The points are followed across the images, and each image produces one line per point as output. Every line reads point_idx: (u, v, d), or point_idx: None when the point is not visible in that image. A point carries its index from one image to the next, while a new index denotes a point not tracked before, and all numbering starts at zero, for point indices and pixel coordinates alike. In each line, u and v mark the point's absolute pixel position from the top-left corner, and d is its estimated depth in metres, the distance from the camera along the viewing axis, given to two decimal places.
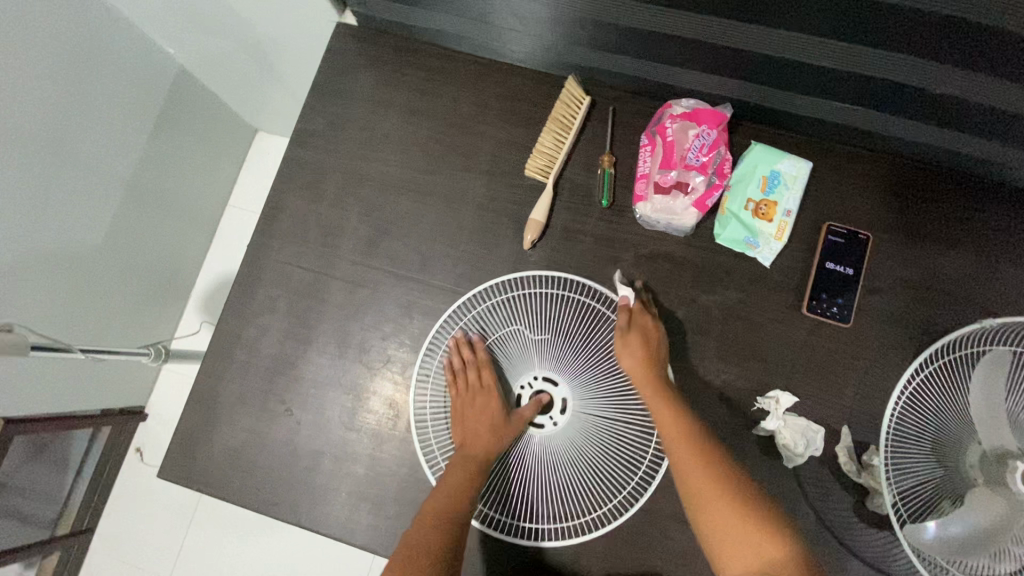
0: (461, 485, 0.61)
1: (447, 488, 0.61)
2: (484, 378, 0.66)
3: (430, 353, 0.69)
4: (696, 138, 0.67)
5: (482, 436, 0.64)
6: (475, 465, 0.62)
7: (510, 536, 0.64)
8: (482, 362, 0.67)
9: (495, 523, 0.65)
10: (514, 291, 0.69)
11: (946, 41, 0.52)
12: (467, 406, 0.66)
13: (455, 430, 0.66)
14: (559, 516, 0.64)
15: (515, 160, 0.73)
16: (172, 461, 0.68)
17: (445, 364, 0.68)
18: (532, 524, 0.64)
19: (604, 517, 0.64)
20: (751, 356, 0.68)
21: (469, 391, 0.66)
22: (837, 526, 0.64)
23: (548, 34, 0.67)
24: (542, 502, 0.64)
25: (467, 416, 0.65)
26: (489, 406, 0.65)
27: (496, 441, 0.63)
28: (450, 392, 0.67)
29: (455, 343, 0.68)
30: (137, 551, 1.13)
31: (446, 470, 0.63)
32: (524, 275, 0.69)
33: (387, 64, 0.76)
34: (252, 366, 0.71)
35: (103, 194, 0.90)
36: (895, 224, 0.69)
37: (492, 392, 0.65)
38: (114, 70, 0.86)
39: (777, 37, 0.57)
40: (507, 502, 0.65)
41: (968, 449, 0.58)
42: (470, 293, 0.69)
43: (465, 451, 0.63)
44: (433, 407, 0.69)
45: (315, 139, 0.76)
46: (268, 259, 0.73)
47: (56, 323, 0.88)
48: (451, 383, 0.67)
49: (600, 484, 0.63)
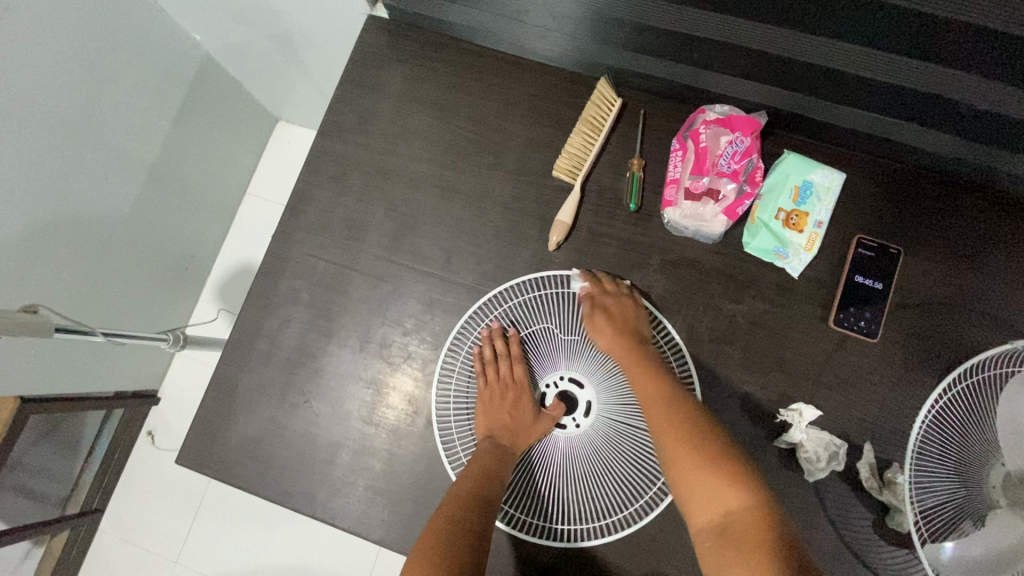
0: (489, 474, 0.61)
1: (472, 477, 0.61)
2: (516, 372, 0.67)
3: (455, 348, 0.70)
4: (729, 144, 0.66)
5: (511, 427, 0.65)
6: (503, 455, 0.63)
7: (534, 537, 0.64)
8: (515, 355, 0.68)
9: (518, 524, 0.65)
10: (541, 291, 0.70)
11: (996, 58, 0.50)
12: (496, 397, 0.66)
13: (480, 420, 0.66)
14: (583, 517, 0.64)
15: (542, 160, 0.73)
16: (191, 448, 0.69)
17: (478, 353, 0.68)
18: (555, 526, 0.64)
19: (627, 519, 0.64)
20: (775, 368, 0.67)
21: (499, 383, 0.67)
22: (857, 542, 0.64)
23: (583, 34, 0.67)
24: (566, 502, 0.64)
25: (496, 407, 0.66)
26: (518, 399, 0.66)
27: (521, 434, 0.64)
28: (480, 382, 0.67)
29: (489, 333, 0.68)
30: (145, 534, 1.13)
31: (471, 458, 0.63)
32: (553, 275, 0.70)
33: (417, 59, 0.76)
34: (272, 357, 0.71)
35: (126, 177, 0.91)
36: (926, 239, 0.68)
37: (524, 386, 0.66)
38: (140, 54, 0.85)
39: (817, 46, 0.56)
40: (530, 501, 0.65)
41: (991, 472, 0.57)
42: (499, 289, 0.69)
43: (492, 441, 0.64)
44: (456, 402, 0.69)
45: (342, 132, 0.75)
46: (291, 250, 0.73)
47: (76, 305, 0.88)
48: (482, 372, 0.68)
49: (624, 485, 0.63)
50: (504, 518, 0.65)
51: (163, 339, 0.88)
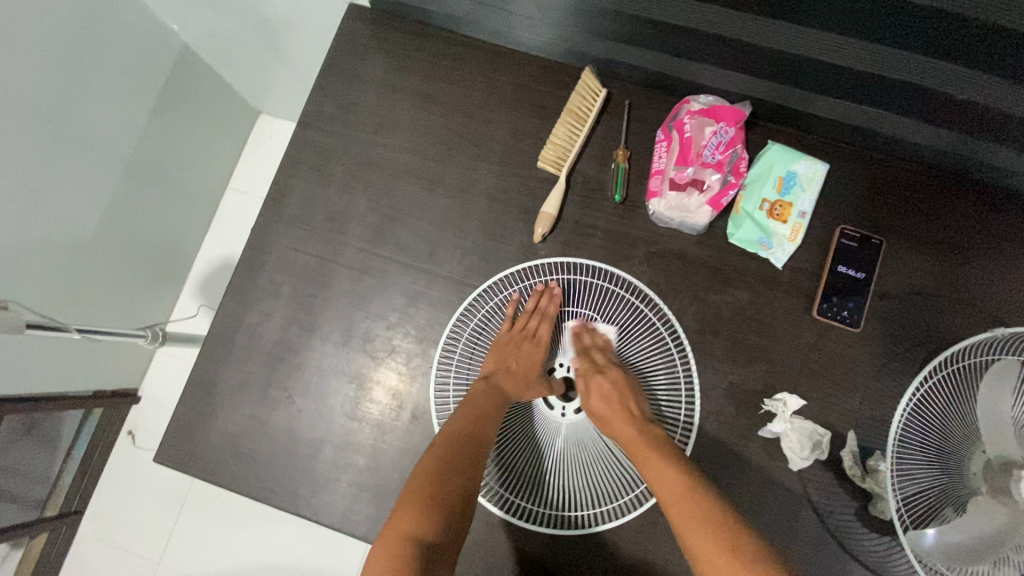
0: (482, 414, 0.60)
1: (468, 412, 0.60)
2: (541, 331, 0.67)
3: (452, 338, 0.68)
4: (714, 135, 0.66)
5: (514, 375, 0.64)
6: (501, 398, 0.62)
7: (516, 518, 0.64)
8: (547, 314, 0.68)
9: (502, 502, 0.64)
10: (545, 277, 0.70)
11: (974, 45, 0.51)
12: (513, 346, 0.67)
13: (489, 359, 0.66)
14: (573, 501, 0.64)
15: (527, 151, 0.72)
16: (169, 447, 0.67)
17: (513, 300, 0.69)
18: (539, 508, 0.64)
19: (613, 512, 0.63)
20: (760, 358, 0.67)
21: (522, 335, 0.67)
22: (840, 529, 0.64)
23: (567, 23, 0.66)
24: (556, 485, 0.64)
25: (512, 355, 0.66)
26: (535, 356, 0.66)
27: (524, 386, 0.64)
28: (505, 327, 0.68)
29: (538, 289, 0.68)
30: (127, 535, 1.11)
31: (469, 392, 0.63)
32: (550, 262, 0.69)
33: (400, 48, 0.75)
34: (253, 351, 0.69)
35: (102, 169, 0.88)
36: (907, 229, 0.69)
37: (544, 346, 0.67)
38: (115, 42, 0.83)
39: (801, 37, 0.56)
40: (523, 485, 0.64)
41: (973, 457, 0.58)
42: (499, 275, 0.69)
43: (491, 381, 0.64)
44: (455, 392, 0.67)
45: (323, 122, 0.74)
46: (272, 243, 0.71)
47: (53, 300, 0.86)
48: (511, 319, 0.68)
49: (619, 474, 0.64)
50: (489, 495, 0.64)
51: (141, 336, 0.86)
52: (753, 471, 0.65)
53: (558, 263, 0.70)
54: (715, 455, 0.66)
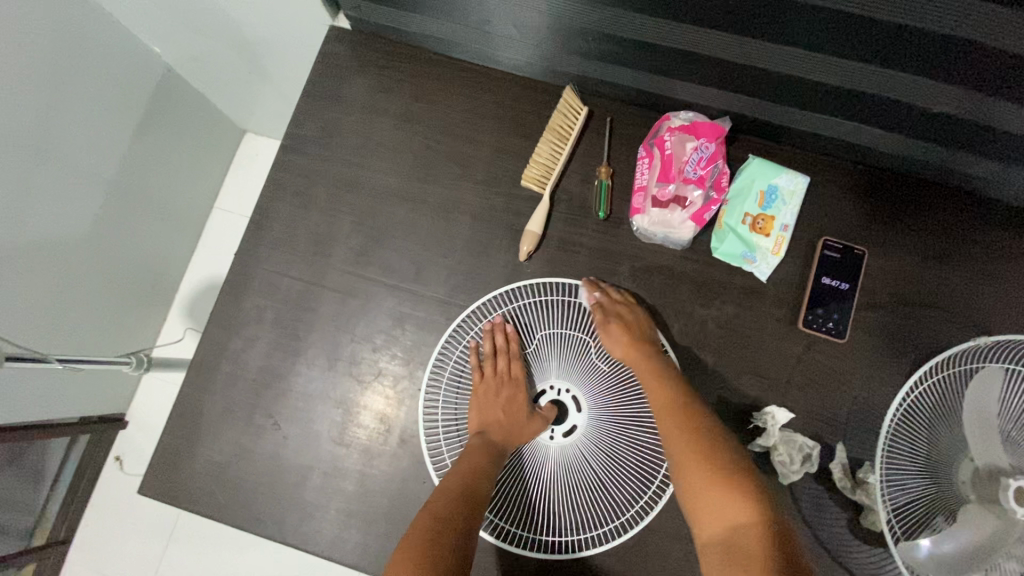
0: (480, 472, 0.60)
1: (462, 472, 0.60)
2: (513, 370, 0.67)
3: (439, 364, 0.68)
4: (694, 150, 0.67)
5: (504, 425, 0.64)
6: (494, 451, 0.62)
7: (515, 547, 0.63)
8: (514, 353, 0.67)
9: (501, 532, 0.63)
10: (530, 299, 0.69)
11: (945, 60, 0.51)
12: (490, 393, 0.66)
13: (473, 413, 0.65)
14: (571, 527, 0.63)
15: (510, 170, 0.72)
16: (154, 478, 0.66)
17: (475, 348, 0.68)
18: (537, 536, 0.63)
19: (602, 537, 0.63)
20: (748, 372, 0.67)
21: (495, 380, 0.67)
22: (832, 542, 0.64)
23: (547, 43, 0.66)
24: (552, 511, 0.63)
25: (491, 402, 0.65)
26: (515, 396, 0.65)
27: (516, 429, 0.64)
28: (476, 377, 0.67)
29: (488, 330, 0.68)
30: (116, 563, 1.09)
31: (462, 452, 0.62)
32: (536, 284, 0.69)
33: (382, 69, 0.75)
34: (238, 378, 0.69)
35: (85, 194, 0.88)
36: (887, 239, 0.69)
37: (521, 384, 0.66)
38: (94, 67, 0.83)
39: (776, 54, 0.56)
40: (513, 511, 0.64)
41: (960, 465, 0.58)
42: (484, 299, 0.69)
43: (483, 437, 0.63)
44: (444, 418, 0.67)
45: (306, 145, 0.74)
46: (256, 268, 0.71)
47: (36, 328, 0.85)
48: (478, 367, 0.67)
49: (613, 497, 0.63)
50: (487, 526, 0.64)
51: (125, 362, 0.85)
52: None
53: (545, 284, 0.70)
54: None
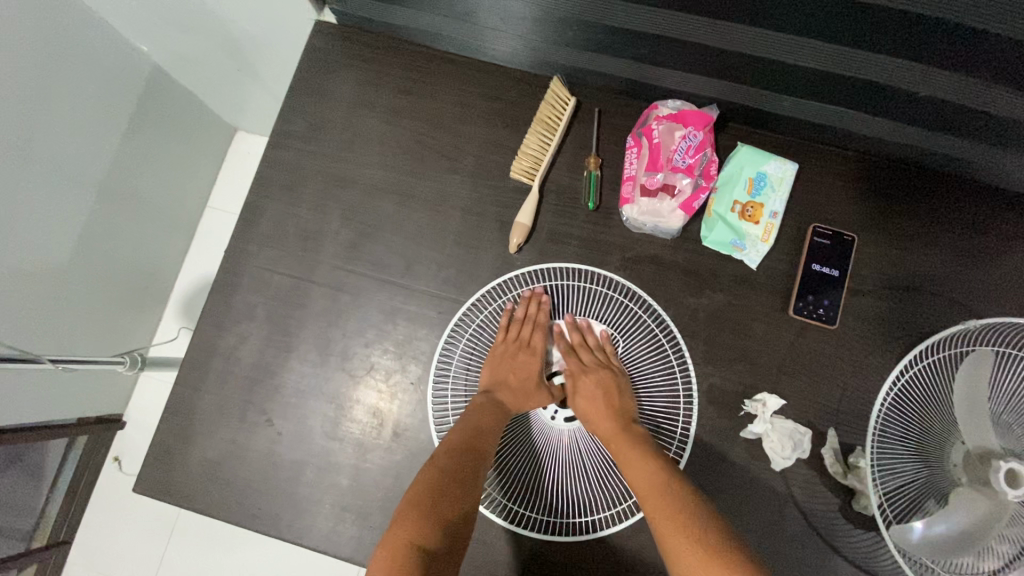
0: (486, 428, 0.60)
1: (468, 423, 0.60)
2: (535, 340, 0.67)
3: (449, 347, 0.69)
4: (683, 139, 0.67)
5: (513, 388, 0.65)
6: (501, 410, 0.62)
7: (513, 526, 0.63)
8: (541, 323, 0.68)
9: (499, 507, 0.64)
10: (536, 284, 0.70)
11: (931, 41, 0.51)
12: (509, 355, 0.67)
13: (487, 371, 0.66)
14: (570, 508, 0.64)
15: (499, 162, 0.72)
16: (148, 477, 0.66)
17: (508, 310, 0.69)
18: (535, 514, 0.64)
19: (610, 519, 0.63)
20: (739, 360, 0.67)
21: (516, 344, 0.67)
22: (824, 526, 0.64)
23: (533, 33, 0.66)
24: (553, 491, 0.64)
25: (507, 364, 0.66)
26: (531, 363, 0.66)
27: (525, 394, 0.64)
28: (499, 337, 0.68)
29: (525, 297, 0.68)
30: (117, 562, 1.10)
31: (471, 405, 0.63)
32: (543, 269, 0.70)
33: (368, 64, 0.75)
34: (230, 375, 0.69)
35: (76, 196, 0.87)
36: (878, 224, 0.69)
37: (539, 354, 0.67)
38: (82, 67, 0.82)
39: (762, 39, 0.56)
40: (522, 493, 0.64)
41: (951, 449, 0.58)
42: (494, 283, 0.69)
43: (492, 395, 0.63)
44: (454, 401, 0.67)
45: (294, 141, 0.74)
46: (246, 265, 0.71)
47: (29, 330, 0.85)
48: (505, 328, 0.68)
49: (614, 483, 0.63)
50: (487, 503, 0.64)
51: (118, 362, 0.86)
52: (737, 472, 0.65)
53: (556, 270, 0.70)
54: (697, 458, 0.66)
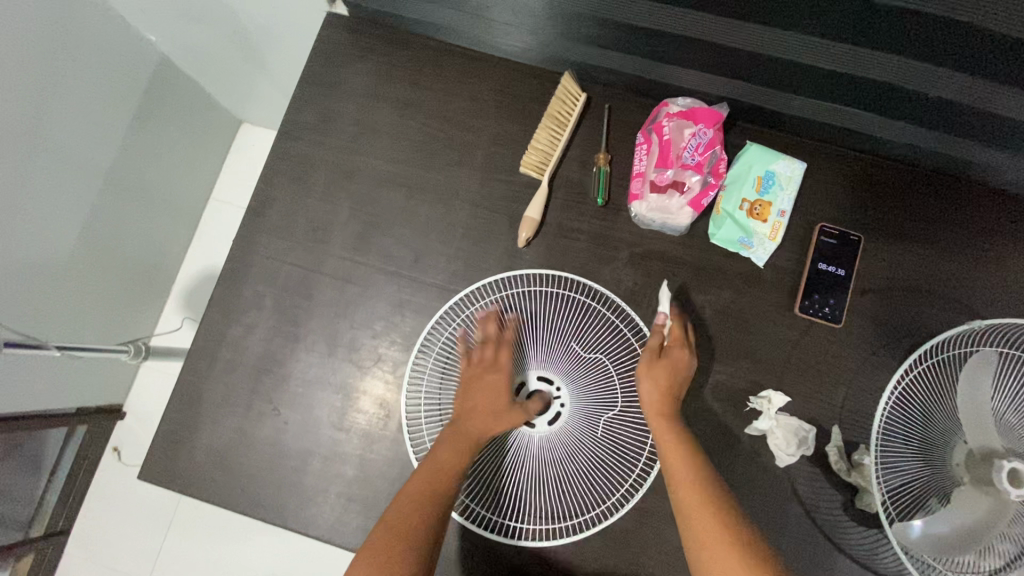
0: (454, 463, 0.59)
1: (439, 457, 0.59)
2: (501, 358, 0.63)
3: (422, 355, 0.67)
4: (692, 136, 0.67)
5: (482, 415, 0.61)
6: (468, 440, 0.60)
7: (482, 529, 0.64)
8: (503, 340, 0.64)
9: (469, 513, 0.64)
10: (508, 291, 0.69)
11: (942, 44, 0.52)
12: (476, 380, 0.63)
13: (456, 401, 0.63)
14: (539, 515, 0.64)
15: (509, 157, 0.73)
16: (153, 465, 0.66)
17: (463, 335, 0.65)
18: (504, 520, 0.64)
19: (579, 525, 0.63)
20: (744, 357, 0.68)
21: (481, 367, 0.63)
22: (827, 524, 0.65)
23: (545, 29, 0.66)
24: (522, 500, 0.64)
25: (473, 390, 0.62)
26: (499, 387, 0.62)
27: (494, 420, 0.60)
28: (462, 364, 0.64)
29: (483, 317, 0.65)
30: (116, 552, 1.09)
31: (440, 440, 0.60)
32: (519, 277, 0.69)
33: (379, 56, 0.75)
34: (237, 365, 0.69)
35: (82, 184, 0.87)
36: (886, 226, 0.70)
37: (505, 376, 0.63)
38: (91, 56, 0.82)
39: (775, 38, 0.56)
40: (492, 499, 0.64)
41: (955, 449, 0.59)
42: (465, 291, 0.68)
43: (461, 427, 0.61)
44: (427, 410, 0.66)
45: (305, 132, 0.74)
46: (255, 255, 0.71)
47: (32, 319, 0.85)
48: (466, 354, 0.64)
49: (583, 492, 0.63)
50: (460, 509, 0.64)
51: (123, 351, 0.86)
52: (741, 470, 0.66)
53: (535, 277, 0.69)
54: None
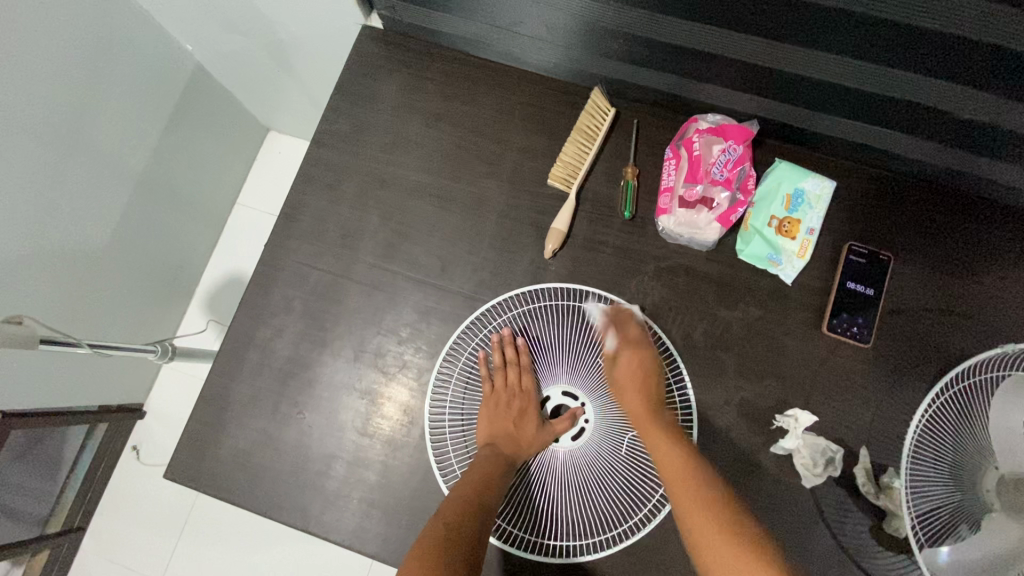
0: (489, 480, 0.60)
1: (474, 476, 0.60)
2: (523, 381, 0.67)
3: (447, 364, 0.69)
4: (722, 153, 0.67)
5: (512, 437, 0.64)
6: (503, 461, 0.62)
7: (530, 553, 0.63)
8: (524, 365, 0.67)
9: (512, 539, 0.63)
10: (533, 303, 0.69)
11: (977, 66, 0.51)
12: (501, 406, 0.66)
13: (483, 426, 0.65)
14: (568, 531, 0.63)
15: (537, 169, 0.73)
16: (179, 464, 0.67)
17: (484, 360, 0.68)
18: (551, 540, 0.63)
19: (608, 541, 0.63)
20: (770, 374, 0.67)
21: (505, 393, 0.67)
22: (854, 547, 0.64)
23: (576, 45, 0.67)
24: (562, 516, 0.63)
25: (501, 415, 0.65)
26: (526, 408, 0.66)
27: (527, 439, 0.64)
28: (486, 389, 0.67)
29: (495, 342, 0.67)
30: (129, 552, 1.10)
31: (471, 465, 0.62)
32: (543, 289, 0.69)
33: (412, 68, 0.76)
34: (264, 367, 0.70)
35: (115, 185, 0.89)
36: (916, 246, 0.69)
37: (531, 398, 0.66)
38: (129, 61, 0.85)
39: (805, 56, 0.57)
40: (521, 515, 0.64)
41: (986, 474, 0.56)
42: (490, 303, 0.69)
43: (492, 449, 0.63)
44: (451, 419, 0.68)
45: (336, 140, 0.75)
46: (284, 259, 0.72)
47: (61, 316, 0.86)
48: (489, 379, 0.67)
49: (620, 499, 0.63)
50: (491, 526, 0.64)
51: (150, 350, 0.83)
52: (765, 487, 0.65)
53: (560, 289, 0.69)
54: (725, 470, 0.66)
